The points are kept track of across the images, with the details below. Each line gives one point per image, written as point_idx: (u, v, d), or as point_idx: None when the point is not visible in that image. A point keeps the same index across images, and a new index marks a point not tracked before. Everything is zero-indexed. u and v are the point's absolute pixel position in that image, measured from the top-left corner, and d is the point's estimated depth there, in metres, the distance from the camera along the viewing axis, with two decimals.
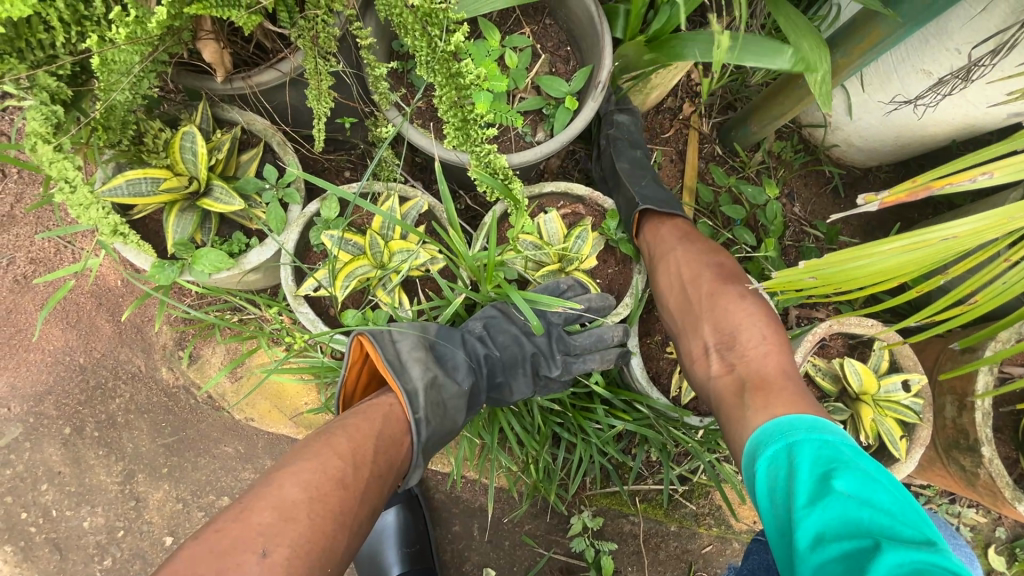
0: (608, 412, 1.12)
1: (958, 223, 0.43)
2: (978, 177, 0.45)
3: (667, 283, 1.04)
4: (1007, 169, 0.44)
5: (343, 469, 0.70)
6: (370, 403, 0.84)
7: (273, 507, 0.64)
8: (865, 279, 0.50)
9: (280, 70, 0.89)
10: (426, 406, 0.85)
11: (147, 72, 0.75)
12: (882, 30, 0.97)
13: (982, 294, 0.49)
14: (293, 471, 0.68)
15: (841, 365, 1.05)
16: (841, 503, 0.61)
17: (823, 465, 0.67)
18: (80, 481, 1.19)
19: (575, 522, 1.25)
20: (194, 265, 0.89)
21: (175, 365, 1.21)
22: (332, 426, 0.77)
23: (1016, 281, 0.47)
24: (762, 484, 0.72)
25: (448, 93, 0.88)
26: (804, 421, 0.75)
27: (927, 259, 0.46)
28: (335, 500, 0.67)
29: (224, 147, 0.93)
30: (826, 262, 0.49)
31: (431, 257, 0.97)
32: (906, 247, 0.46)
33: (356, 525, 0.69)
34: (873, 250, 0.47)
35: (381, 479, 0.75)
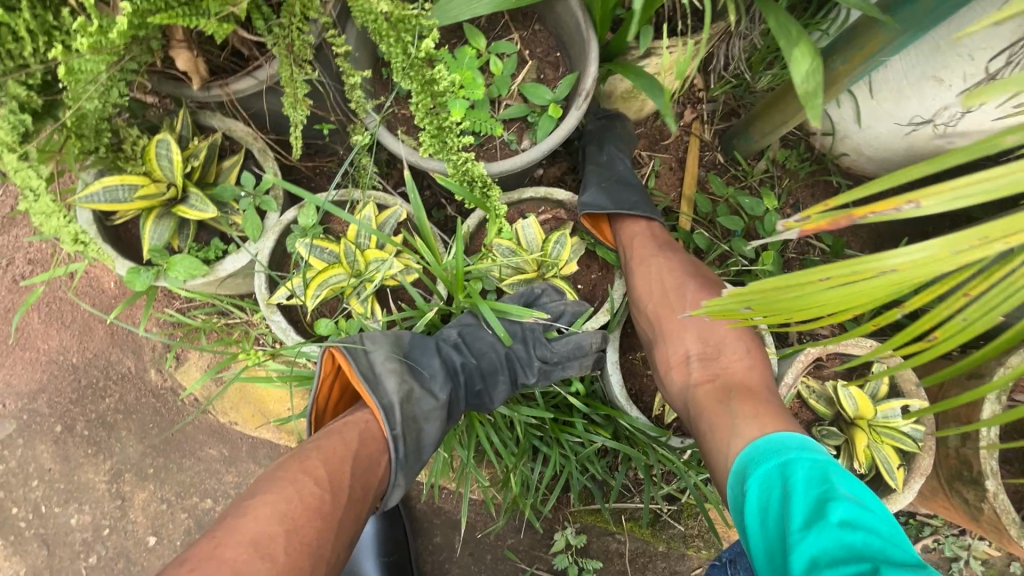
0: (588, 427, 1.09)
1: (908, 251, 0.37)
2: (902, 206, 0.32)
3: (647, 289, 1.00)
4: (944, 195, 0.31)
5: (320, 496, 0.68)
6: (345, 421, 0.81)
7: (248, 543, 0.61)
8: (808, 311, 0.44)
9: (257, 77, 0.88)
10: (403, 422, 0.82)
11: (114, 80, 0.75)
12: (884, 36, 0.92)
13: (941, 329, 0.44)
14: (264, 501, 0.66)
15: (835, 388, 1.00)
16: (838, 527, 0.58)
17: (819, 487, 0.63)
18: (69, 479, 1.22)
19: (557, 538, 1.22)
20: (169, 271, 0.89)
21: (163, 367, 1.23)
22: (307, 448, 0.75)
23: (976, 318, 0.42)
24: (753, 504, 0.69)
25: (424, 99, 0.86)
26: (795, 440, 0.72)
27: (879, 291, 0.41)
28: (311, 532, 0.65)
29: (201, 155, 0.93)
30: (751, 292, 0.43)
31: (406, 267, 0.96)
32: (839, 278, 0.40)
33: (333, 557, 0.67)
34: (805, 281, 0.41)
35: (359, 502, 0.74)
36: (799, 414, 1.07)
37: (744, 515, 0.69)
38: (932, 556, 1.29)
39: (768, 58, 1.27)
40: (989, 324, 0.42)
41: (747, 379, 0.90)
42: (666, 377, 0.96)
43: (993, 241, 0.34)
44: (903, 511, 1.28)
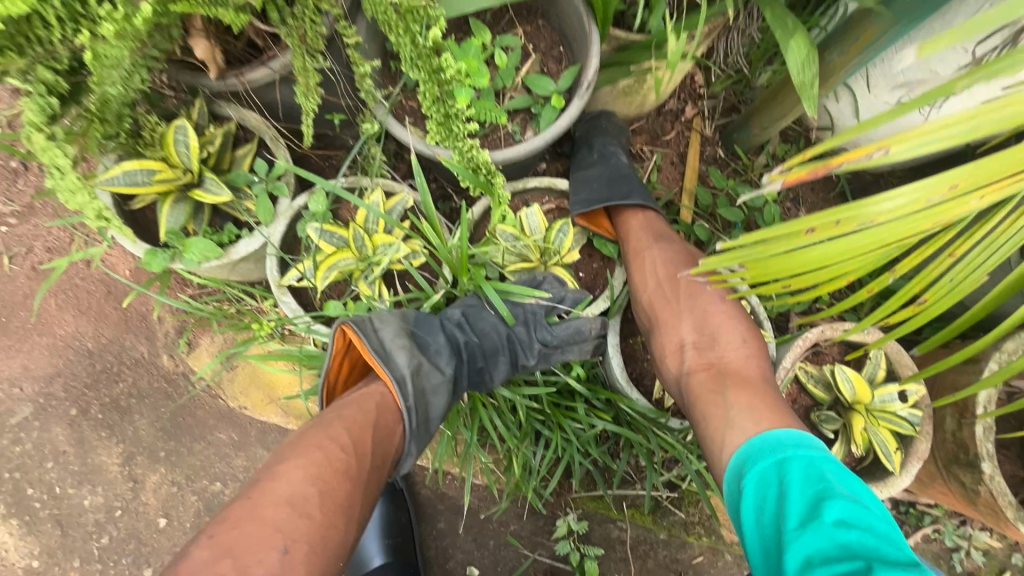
0: (589, 411, 1.11)
1: (886, 200, 0.39)
2: (873, 152, 0.35)
3: (643, 281, 1.03)
4: (915, 139, 0.34)
5: (347, 461, 0.71)
6: (359, 393, 0.84)
7: (286, 502, 0.64)
8: (803, 269, 0.46)
9: (271, 67, 0.92)
10: (415, 393, 0.85)
11: (137, 67, 0.79)
12: (877, 28, 0.94)
13: (931, 291, 0.47)
14: (293, 465, 0.69)
15: (832, 372, 1.01)
16: (833, 526, 0.59)
17: (816, 485, 0.65)
18: (83, 461, 1.25)
19: (560, 524, 1.24)
20: (184, 253, 0.93)
21: (175, 353, 1.26)
22: (327, 417, 0.77)
23: (963, 278, 0.45)
24: (749, 502, 0.69)
25: (431, 88, 0.88)
26: (790, 436, 0.74)
27: (863, 249, 0.43)
28: (342, 494, 0.69)
29: (217, 141, 0.98)
30: (744, 247, 0.46)
31: (413, 251, 0.99)
32: (825, 230, 0.42)
33: (360, 517, 0.71)
34: (792, 234, 0.44)
35: (380, 467, 0.77)
36: (798, 400, 1.08)
37: (741, 519, 0.70)
38: (933, 546, 1.30)
39: (767, 54, 1.30)
40: (974, 284, 0.44)
41: (742, 367, 0.91)
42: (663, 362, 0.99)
43: (962, 191, 0.38)
44: (904, 500, 1.29)
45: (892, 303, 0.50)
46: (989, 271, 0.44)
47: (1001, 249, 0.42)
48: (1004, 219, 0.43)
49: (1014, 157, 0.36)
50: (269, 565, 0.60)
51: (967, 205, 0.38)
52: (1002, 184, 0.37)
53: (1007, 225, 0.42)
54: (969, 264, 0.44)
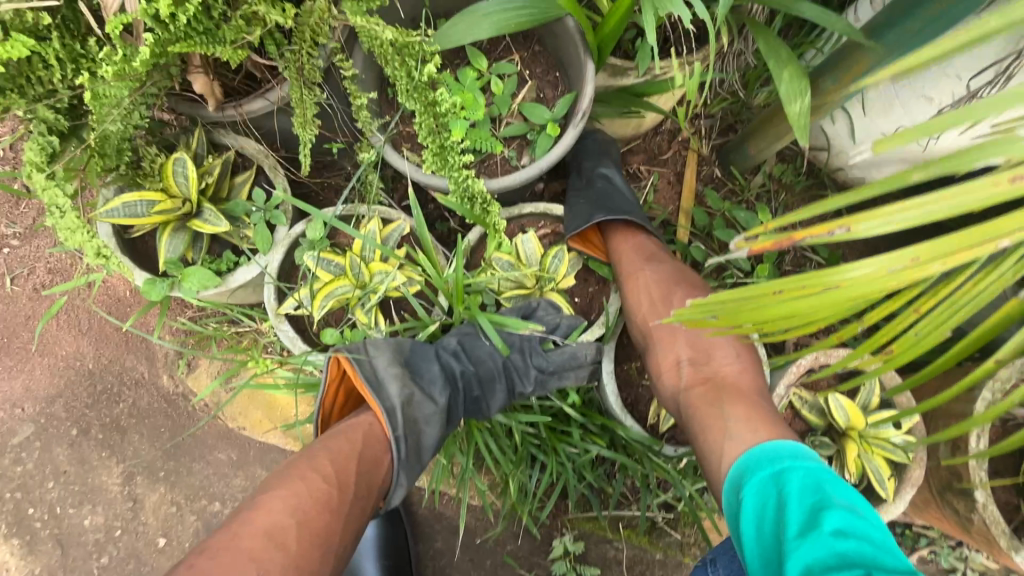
0: (584, 436, 1.11)
1: (857, 267, 0.40)
2: (835, 230, 0.37)
3: (639, 303, 1.03)
4: (878, 220, 0.36)
5: (328, 491, 0.72)
6: (349, 422, 0.85)
7: (263, 533, 0.65)
8: (776, 321, 0.47)
9: (268, 98, 0.93)
10: (404, 424, 0.86)
11: (137, 104, 0.79)
12: (870, 59, 0.95)
13: (896, 344, 0.47)
14: (275, 496, 0.70)
15: (826, 399, 1.02)
16: (831, 536, 0.58)
17: (814, 496, 0.64)
18: (84, 480, 1.26)
19: (556, 545, 1.24)
20: (182, 282, 0.94)
21: (175, 373, 1.27)
22: (315, 447, 0.79)
23: (927, 333, 0.45)
24: (749, 509, 0.69)
25: (426, 120, 0.90)
26: (787, 449, 0.74)
27: (834, 304, 0.44)
28: (319, 525, 0.69)
29: (215, 172, 0.98)
30: (712, 303, 0.47)
31: (408, 279, 1.00)
32: (792, 292, 0.44)
33: (339, 550, 0.71)
34: (760, 294, 0.45)
35: (364, 499, 0.77)
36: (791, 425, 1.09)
37: (739, 526, 0.69)
38: (929, 568, 1.30)
39: (763, 76, 1.30)
40: (939, 338, 0.45)
41: (736, 380, 0.93)
42: (659, 376, 1.00)
43: (923, 262, 0.39)
44: (900, 522, 1.29)
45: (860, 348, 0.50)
46: (953, 328, 0.44)
47: (963, 308, 0.43)
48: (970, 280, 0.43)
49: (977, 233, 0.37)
50: None
51: (929, 271, 0.39)
52: (964, 254, 0.37)
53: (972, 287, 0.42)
54: (934, 321, 0.44)
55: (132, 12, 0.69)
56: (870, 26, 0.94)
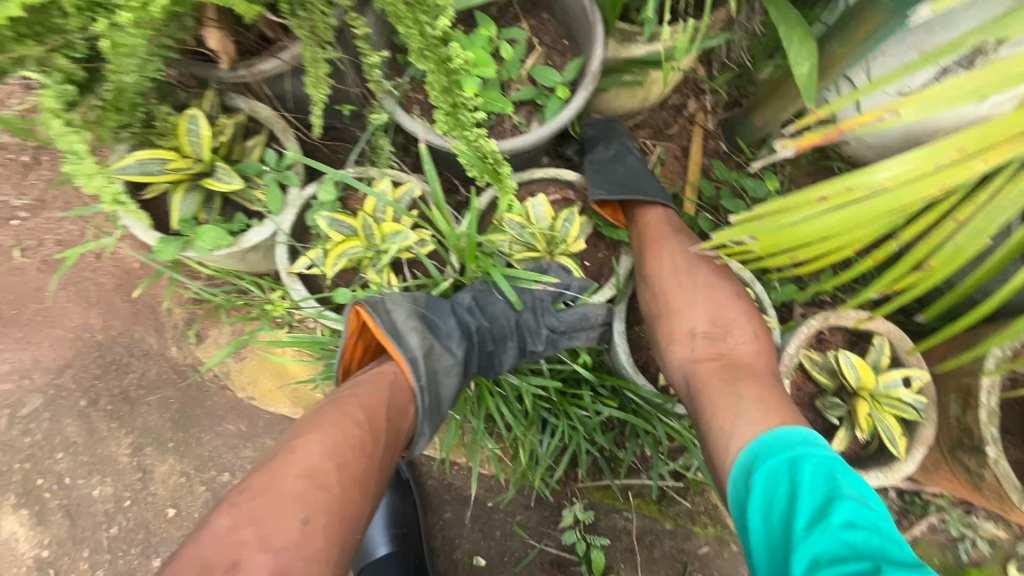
0: (595, 399, 1.11)
1: (887, 168, 0.43)
2: (887, 113, 0.45)
3: (661, 270, 1.02)
4: (917, 107, 0.41)
5: (362, 437, 0.72)
6: (372, 372, 0.85)
7: (305, 476, 0.65)
8: (813, 235, 0.51)
9: (282, 58, 0.94)
10: (427, 374, 0.86)
11: (152, 56, 0.80)
12: (879, 17, 0.96)
13: (936, 258, 0.53)
14: (313, 439, 0.69)
15: (837, 357, 1.02)
16: (840, 528, 0.59)
17: (825, 485, 0.64)
18: (93, 451, 1.26)
19: (567, 513, 1.24)
20: (196, 241, 0.94)
21: (184, 344, 1.27)
22: (341, 396, 0.78)
23: (964, 242, 0.51)
24: (757, 502, 0.69)
25: (439, 78, 0.90)
26: (798, 436, 0.73)
27: (876, 211, 0.47)
28: (358, 468, 0.70)
29: (228, 132, 0.98)
30: (761, 215, 0.50)
31: (421, 240, 1.00)
32: (836, 198, 0.47)
33: (376, 493, 0.72)
34: (804, 202, 0.48)
35: (393, 446, 0.78)
36: (803, 387, 1.10)
37: (746, 518, 0.70)
38: (939, 536, 1.30)
39: (768, 48, 1.31)
40: (978, 245, 0.50)
41: (751, 362, 0.92)
42: (668, 351, 0.99)
43: (967, 155, 0.41)
44: (909, 490, 1.29)
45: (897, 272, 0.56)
46: (987, 234, 0.50)
47: (1000, 215, 0.48)
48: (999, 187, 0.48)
49: (1008, 124, 0.38)
50: (290, 533, 0.61)
51: (970, 169, 0.42)
52: (1001, 151, 0.40)
53: (1004, 192, 0.48)
54: (973, 230, 0.50)
55: None
56: None
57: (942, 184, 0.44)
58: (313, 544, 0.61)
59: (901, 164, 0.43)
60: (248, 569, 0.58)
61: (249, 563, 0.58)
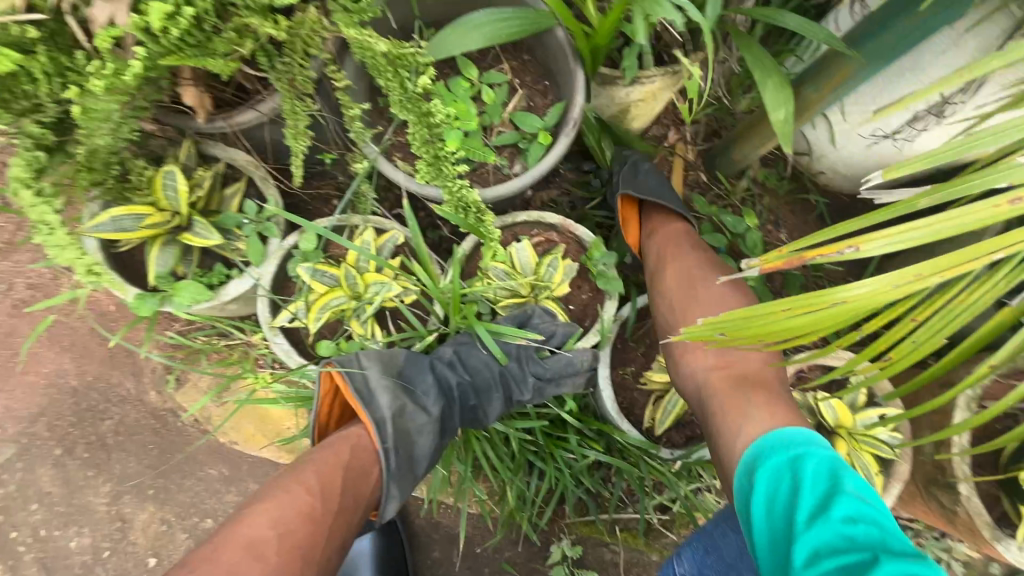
0: (581, 441, 1.12)
1: (848, 289, 0.44)
2: (845, 249, 0.39)
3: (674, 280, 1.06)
4: (877, 242, 0.38)
5: (312, 503, 0.73)
6: (340, 434, 0.85)
7: (243, 546, 0.68)
8: (781, 335, 0.51)
9: (260, 110, 0.93)
10: (394, 435, 0.86)
11: (126, 118, 0.78)
12: (850, 67, 0.98)
13: (894, 350, 0.49)
14: (262, 508, 0.72)
15: (818, 401, 1.04)
16: (840, 521, 0.59)
17: (827, 481, 0.65)
18: (69, 501, 1.23)
19: (554, 550, 1.25)
20: (174, 296, 0.93)
21: (163, 389, 1.25)
22: (304, 459, 0.79)
23: (924, 340, 0.47)
24: (761, 495, 0.70)
25: (420, 130, 0.89)
26: (801, 437, 0.75)
27: (837, 320, 0.47)
28: (302, 536, 0.71)
29: (206, 184, 0.97)
30: (724, 320, 0.52)
31: (404, 289, 0.99)
32: (799, 309, 0.47)
33: (323, 560, 0.72)
34: (770, 312, 0.48)
35: (350, 511, 0.78)
36: None
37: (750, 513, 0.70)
38: None
39: (746, 83, 1.33)
40: (936, 345, 0.47)
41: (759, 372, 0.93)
42: (679, 360, 0.98)
43: (924, 277, 0.41)
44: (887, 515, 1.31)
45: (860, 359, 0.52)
46: (947, 334, 0.47)
47: (959, 317, 0.46)
48: (964, 290, 0.46)
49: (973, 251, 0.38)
50: None
51: (927, 284, 0.41)
52: (957, 269, 0.39)
53: (963, 297, 0.46)
54: (931, 328, 0.47)
55: (123, 25, 0.68)
56: (848, 36, 0.97)
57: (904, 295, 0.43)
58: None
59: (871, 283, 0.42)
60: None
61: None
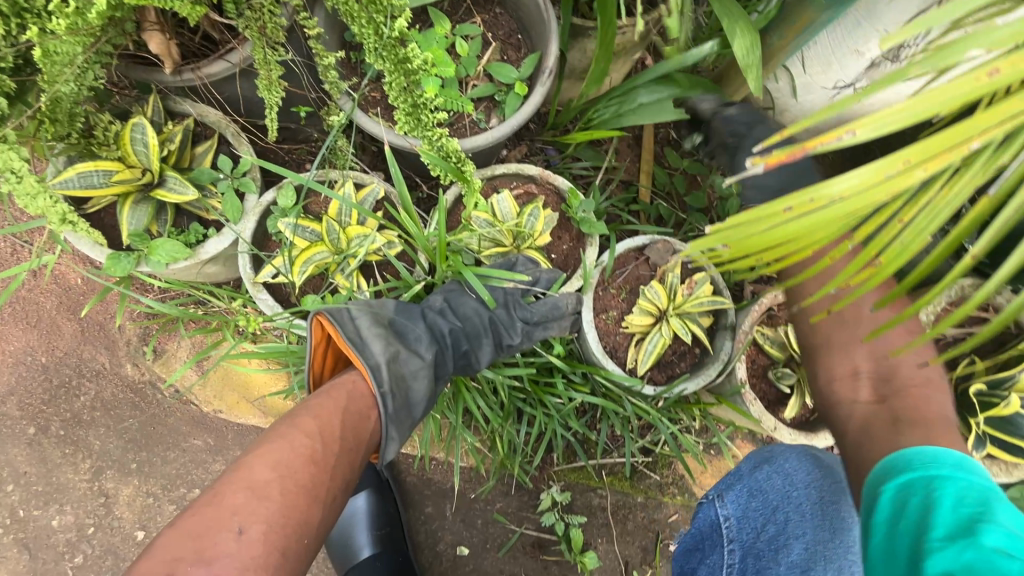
0: (568, 386, 1.16)
1: (841, 183, 0.46)
2: (845, 134, 0.37)
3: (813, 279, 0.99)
4: (872, 124, 0.38)
5: (311, 446, 0.72)
6: (333, 382, 0.84)
7: (245, 489, 0.66)
8: (778, 244, 0.53)
9: (230, 60, 0.90)
10: (390, 380, 0.85)
11: (90, 63, 0.75)
12: (812, 11, 1.02)
13: (885, 255, 0.52)
14: (261, 453, 0.70)
15: (786, 333, 1.09)
16: (993, 552, 0.47)
17: (973, 505, 0.52)
18: (47, 480, 1.20)
19: (544, 497, 1.29)
20: (150, 255, 0.90)
21: (140, 361, 1.22)
22: (299, 409, 0.78)
23: (912, 240, 0.50)
24: (882, 509, 0.57)
25: (397, 78, 0.89)
26: (948, 455, 0.59)
27: (832, 220, 0.50)
28: (305, 476, 0.70)
29: (177, 139, 0.95)
30: (729, 228, 0.52)
31: (389, 241, 0.99)
32: (800, 207, 0.48)
33: (328, 498, 0.72)
34: (773, 213, 0.49)
35: (352, 453, 0.77)
36: (755, 360, 1.15)
37: (864, 524, 0.58)
38: None
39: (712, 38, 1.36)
40: (924, 243, 0.50)
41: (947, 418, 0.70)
42: (829, 394, 0.84)
43: (914, 165, 0.44)
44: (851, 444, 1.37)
45: (852, 269, 0.56)
46: (933, 233, 0.50)
47: (944, 212, 0.49)
48: (944, 186, 0.49)
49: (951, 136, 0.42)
50: (223, 545, 0.62)
51: (914, 177, 0.44)
52: (940, 159, 0.42)
53: (945, 192, 0.48)
54: (914, 228, 0.50)
55: None
56: None
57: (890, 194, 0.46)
58: (251, 549, 0.62)
59: (859, 176, 0.45)
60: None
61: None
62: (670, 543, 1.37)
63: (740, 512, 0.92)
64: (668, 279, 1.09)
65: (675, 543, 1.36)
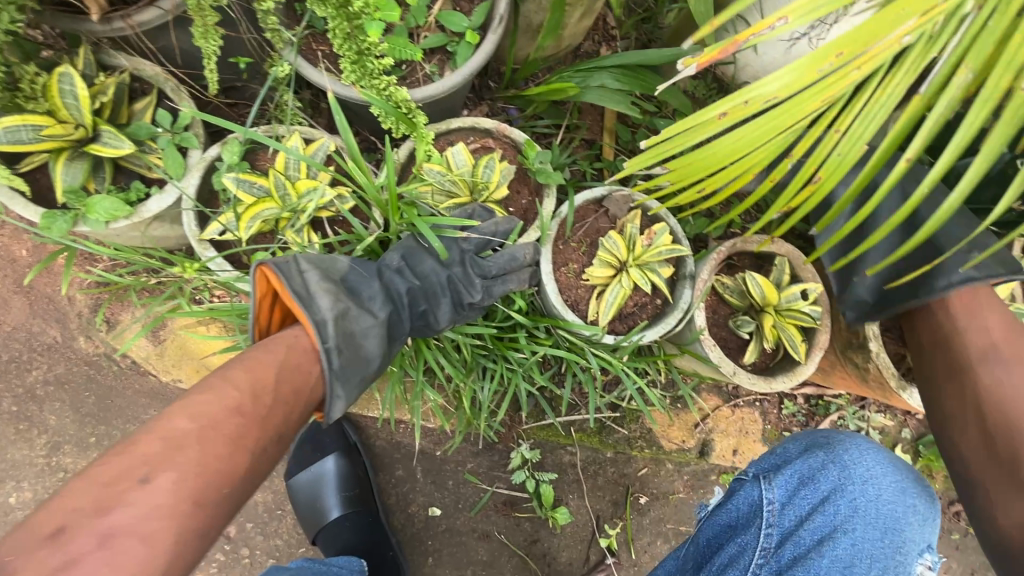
0: (532, 340, 1.16)
1: (770, 82, 0.50)
2: (775, 22, 0.50)
3: (982, 358, 0.85)
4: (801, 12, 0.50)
5: (238, 398, 0.71)
6: (274, 337, 0.81)
7: (160, 439, 0.64)
8: (719, 157, 0.56)
9: (161, 6, 0.85)
10: (337, 336, 0.82)
11: (5, 3, 0.71)
12: None
13: (823, 168, 0.54)
14: (186, 405, 0.69)
15: (744, 277, 1.09)
16: None
17: None
18: (3, 457, 1.18)
19: (514, 455, 1.30)
20: (88, 214, 0.87)
21: (93, 334, 1.19)
22: (235, 362, 0.77)
23: (847, 151, 0.52)
24: None
25: (340, 24, 0.86)
26: None
27: (768, 126, 0.53)
28: (229, 426, 0.68)
29: (110, 91, 0.91)
30: (666, 137, 0.56)
31: (339, 195, 0.97)
32: (733, 114, 0.52)
33: (258, 447, 0.70)
34: (706, 120, 0.53)
35: (288, 408, 0.76)
36: (716, 310, 1.17)
37: None
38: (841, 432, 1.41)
39: None
40: (858, 153, 0.52)
41: None
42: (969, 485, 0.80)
43: (844, 61, 0.47)
44: (813, 394, 1.39)
45: (792, 190, 0.57)
46: (866, 142, 0.52)
47: (875, 116, 0.51)
48: (877, 89, 0.50)
49: (879, 24, 0.45)
50: (129, 495, 0.60)
51: (850, 76, 0.48)
52: (874, 48, 0.46)
53: (878, 95, 0.50)
54: (851, 137, 0.52)
55: None
56: None
57: (826, 92, 0.49)
58: (154, 498, 0.60)
59: (785, 77, 0.49)
60: (72, 545, 0.56)
61: (76, 532, 0.57)
62: (641, 496, 1.39)
63: (785, 496, 0.87)
64: (628, 230, 1.10)
65: (644, 496, 1.38)
